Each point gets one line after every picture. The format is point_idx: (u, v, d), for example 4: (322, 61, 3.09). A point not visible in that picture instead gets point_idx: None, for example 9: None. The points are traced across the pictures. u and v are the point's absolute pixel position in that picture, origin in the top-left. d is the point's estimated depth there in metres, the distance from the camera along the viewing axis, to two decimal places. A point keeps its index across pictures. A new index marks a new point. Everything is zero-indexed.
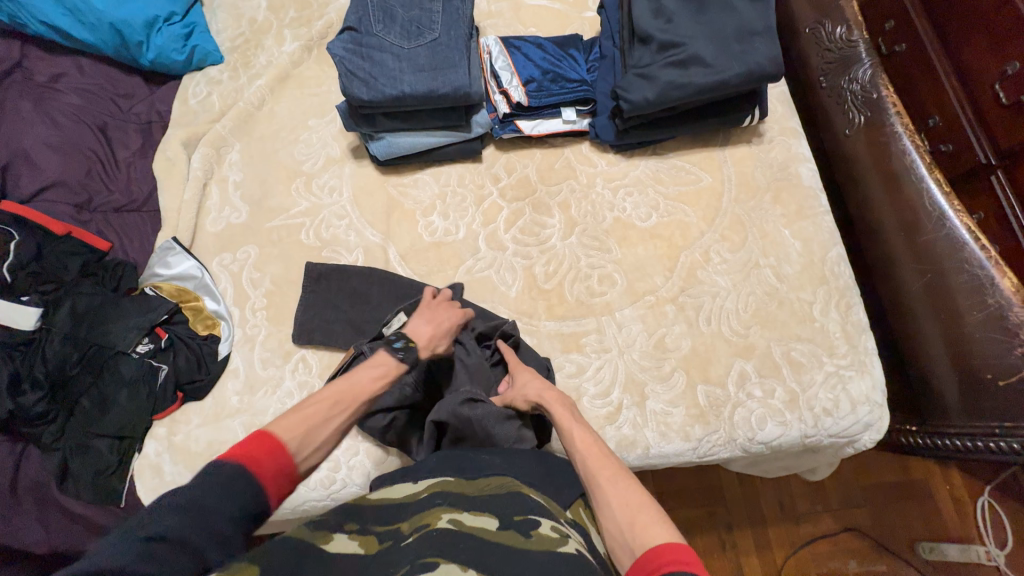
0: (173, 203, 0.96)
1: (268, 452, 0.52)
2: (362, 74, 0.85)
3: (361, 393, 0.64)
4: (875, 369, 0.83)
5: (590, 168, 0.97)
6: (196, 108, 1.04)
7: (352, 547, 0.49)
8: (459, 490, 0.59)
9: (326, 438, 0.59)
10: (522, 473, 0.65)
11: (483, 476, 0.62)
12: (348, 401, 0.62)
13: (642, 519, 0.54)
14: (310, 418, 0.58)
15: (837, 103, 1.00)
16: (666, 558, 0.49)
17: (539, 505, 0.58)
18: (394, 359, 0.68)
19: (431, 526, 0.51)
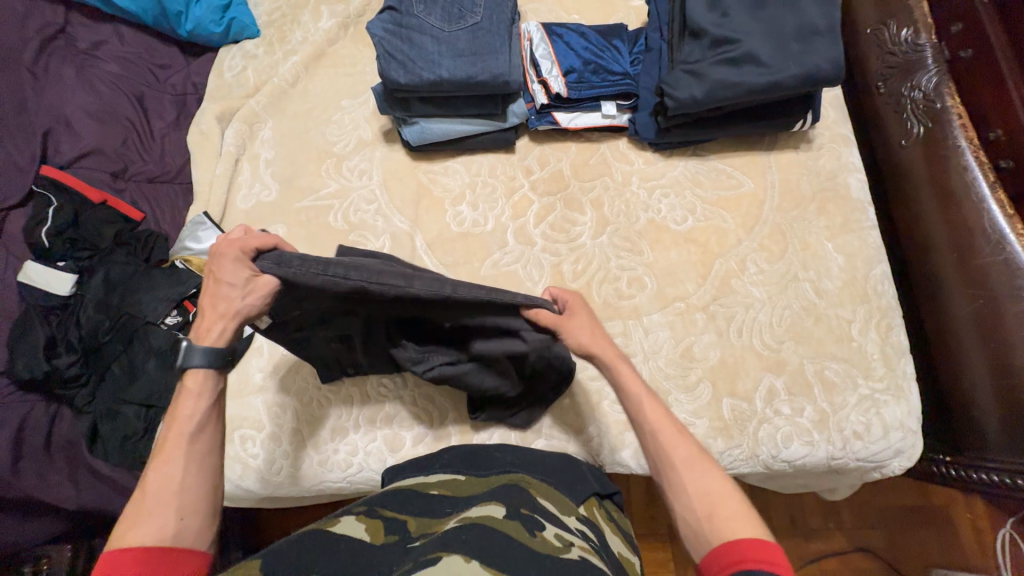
0: (206, 177, 0.96)
1: (135, 558, 0.46)
2: (401, 56, 0.83)
3: (184, 428, 0.53)
4: (911, 395, 0.79)
5: (627, 166, 0.94)
6: (231, 82, 1.04)
7: (360, 533, 0.51)
8: (469, 489, 0.62)
9: (199, 489, 0.52)
10: (539, 470, 0.68)
11: (495, 473, 0.66)
12: (177, 451, 0.52)
13: (722, 512, 0.52)
14: (153, 495, 0.50)
15: (895, 111, 0.95)
16: (749, 556, 0.47)
17: (546, 504, 0.59)
18: (197, 371, 0.56)
19: (437, 529, 0.52)
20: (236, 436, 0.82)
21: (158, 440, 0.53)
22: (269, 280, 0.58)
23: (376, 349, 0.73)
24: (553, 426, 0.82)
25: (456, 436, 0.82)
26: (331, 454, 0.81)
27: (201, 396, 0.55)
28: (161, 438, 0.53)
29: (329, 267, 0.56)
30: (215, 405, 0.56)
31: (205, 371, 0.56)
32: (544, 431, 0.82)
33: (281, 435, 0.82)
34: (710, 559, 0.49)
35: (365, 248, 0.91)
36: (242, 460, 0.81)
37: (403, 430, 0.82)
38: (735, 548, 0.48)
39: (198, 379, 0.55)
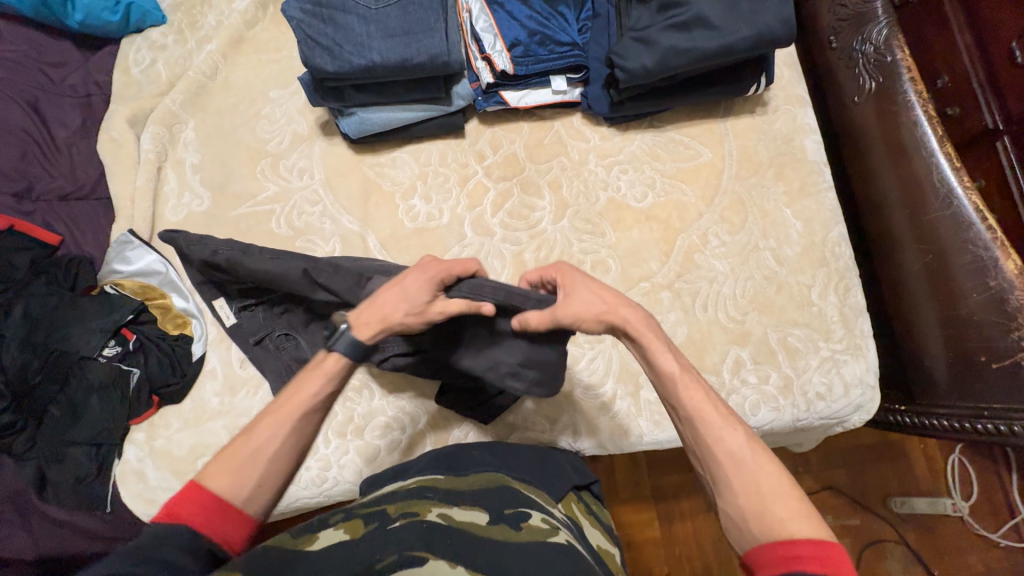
0: (125, 191, 0.87)
1: (199, 507, 0.46)
2: (324, 40, 0.74)
3: (304, 403, 0.52)
4: (869, 352, 0.82)
5: (583, 143, 0.90)
6: (140, 78, 0.92)
7: (338, 533, 0.48)
8: (449, 484, 0.60)
9: (276, 466, 0.50)
10: (519, 468, 0.68)
11: (476, 471, 0.65)
12: (285, 419, 0.51)
13: (777, 508, 0.48)
14: (242, 455, 0.49)
15: (847, 67, 0.93)
16: (802, 554, 0.45)
17: (530, 499, 0.59)
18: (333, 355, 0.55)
19: (419, 517, 0.50)
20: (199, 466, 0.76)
21: (284, 396, 0.53)
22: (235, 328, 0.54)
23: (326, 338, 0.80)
24: (528, 418, 0.81)
25: (430, 440, 0.80)
26: (304, 471, 0.79)
27: (331, 376, 0.54)
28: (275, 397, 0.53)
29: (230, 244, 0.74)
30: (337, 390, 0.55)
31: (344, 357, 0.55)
32: (519, 424, 0.81)
33: None
34: (758, 557, 0.47)
35: (314, 254, 0.85)
36: None
37: (373, 439, 0.80)
38: (787, 556, 0.45)
39: (334, 364, 0.55)
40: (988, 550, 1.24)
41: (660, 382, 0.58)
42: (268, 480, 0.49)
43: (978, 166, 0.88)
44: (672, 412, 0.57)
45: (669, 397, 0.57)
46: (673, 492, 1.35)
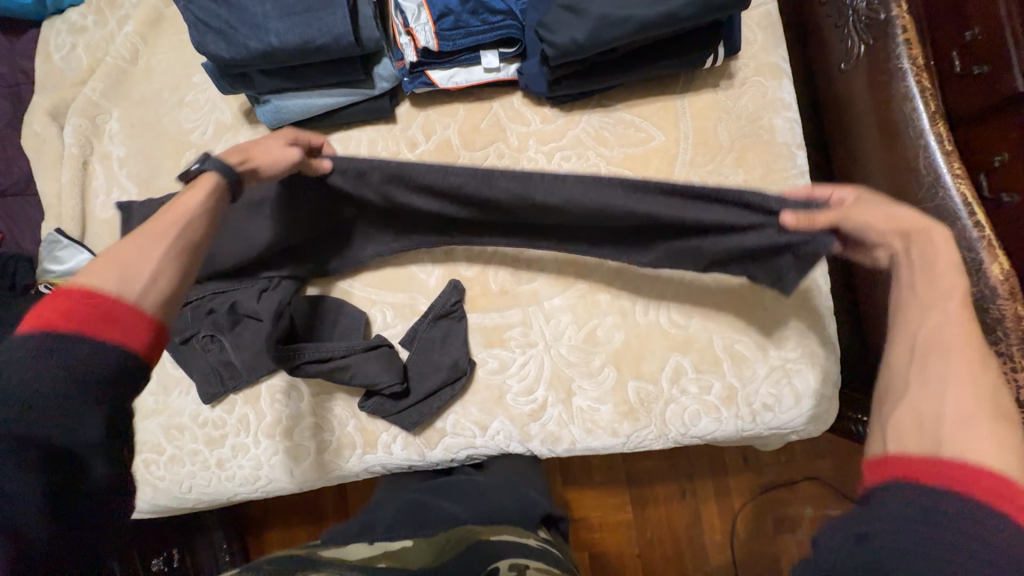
0: (53, 188, 0.85)
1: (79, 304, 0.45)
2: (217, 23, 0.68)
3: (188, 211, 0.56)
4: (829, 362, 0.74)
5: (523, 127, 0.81)
6: (61, 65, 0.88)
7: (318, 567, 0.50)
8: (422, 558, 0.56)
9: (167, 266, 0.52)
10: (489, 512, 0.68)
11: (443, 530, 0.62)
12: (160, 227, 0.54)
13: (978, 430, 0.40)
14: (117, 258, 0.50)
15: (836, 27, 0.79)
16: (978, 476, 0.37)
17: (501, 544, 0.60)
18: (207, 175, 0.60)
19: None
20: (139, 461, 0.81)
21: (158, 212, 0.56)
22: (212, 173, 0.60)
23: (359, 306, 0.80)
24: (457, 423, 0.79)
25: (360, 443, 0.80)
26: (237, 470, 0.80)
27: (209, 194, 0.58)
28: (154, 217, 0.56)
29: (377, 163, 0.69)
30: (221, 210, 0.60)
31: (215, 175, 0.60)
32: (449, 429, 0.79)
33: (183, 456, 0.81)
34: (901, 453, 0.41)
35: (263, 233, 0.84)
36: (150, 482, 0.81)
37: (304, 440, 0.80)
38: (941, 459, 0.39)
39: (207, 182, 0.59)
40: None
41: (913, 288, 0.50)
42: (161, 273, 0.51)
43: (1001, 136, 0.73)
44: (900, 313, 0.49)
45: (909, 300, 0.49)
46: (646, 479, 1.31)
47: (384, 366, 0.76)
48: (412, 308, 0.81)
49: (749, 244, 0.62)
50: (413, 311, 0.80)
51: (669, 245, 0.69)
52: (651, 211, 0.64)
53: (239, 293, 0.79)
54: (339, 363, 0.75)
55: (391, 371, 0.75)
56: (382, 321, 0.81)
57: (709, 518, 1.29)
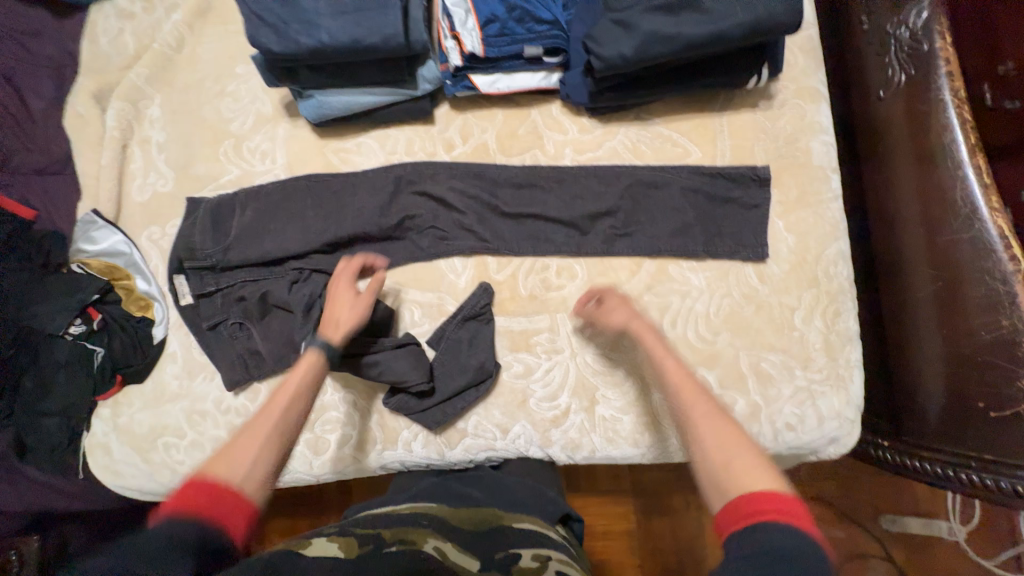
0: (91, 169, 0.86)
1: (203, 495, 0.49)
2: (271, 17, 0.69)
3: (287, 393, 0.60)
4: (853, 385, 0.75)
5: (560, 135, 0.82)
6: (107, 49, 0.89)
7: (331, 548, 0.52)
8: (444, 513, 0.62)
9: (267, 450, 0.55)
10: (512, 501, 0.69)
11: (464, 507, 0.65)
12: (261, 429, 0.56)
13: (741, 461, 0.49)
14: (226, 456, 0.53)
15: (877, 55, 0.80)
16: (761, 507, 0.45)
17: (523, 535, 0.60)
18: (308, 354, 0.65)
19: (417, 547, 0.52)
20: (158, 444, 0.81)
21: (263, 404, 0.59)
22: (313, 353, 0.65)
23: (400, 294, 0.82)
24: (479, 425, 0.79)
25: (380, 439, 0.80)
26: None
27: (307, 373, 0.63)
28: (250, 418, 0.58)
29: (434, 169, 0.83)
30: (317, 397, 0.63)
31: (316, 355, 0.65)
32: (470, 430, 0.79)
33: (203, 442, 0.81)
34: (718, 512, 0.47)
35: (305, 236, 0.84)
36: (168, 466, 0.81)
37: (324, 433, 0.80)
38: (744, 502, 0.45)
39: (309, 363, 0.64)
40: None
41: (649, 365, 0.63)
42: (262, 459, 0.54)
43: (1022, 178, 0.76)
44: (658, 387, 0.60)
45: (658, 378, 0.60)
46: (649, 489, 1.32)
47: (404, 366, 0.76)
48: (440, 309, 0.81)
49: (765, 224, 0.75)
50: (440, 311, 0.81)
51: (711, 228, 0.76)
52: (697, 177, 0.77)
53: (270, 283, 0.80)
54: (367, 361, 0.75)
55: (411, 371, 0.76)
56: (409, 320, 0.82)
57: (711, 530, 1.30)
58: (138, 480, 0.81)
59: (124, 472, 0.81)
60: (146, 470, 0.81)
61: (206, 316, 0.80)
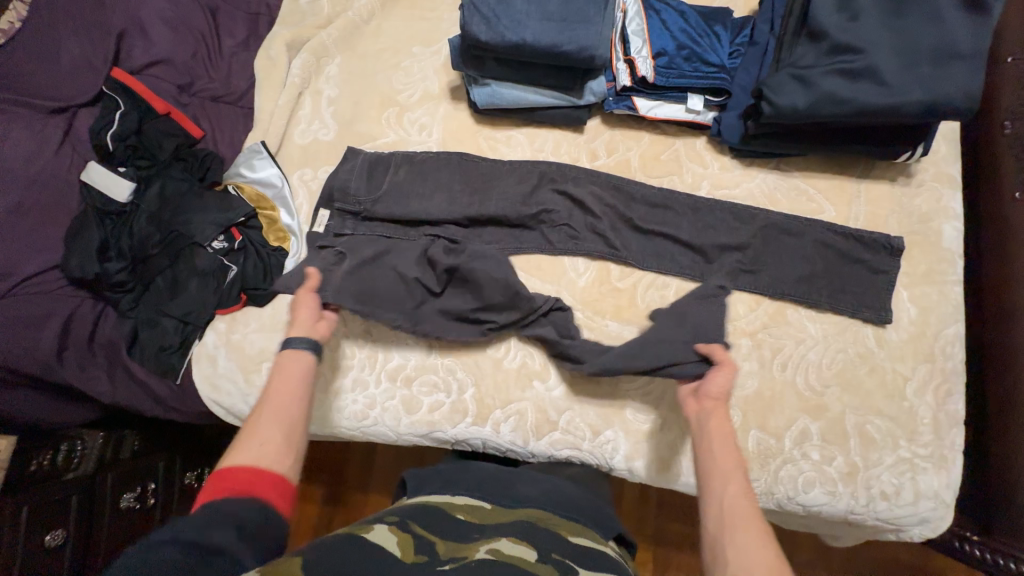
0: (267, 106, 0.94)
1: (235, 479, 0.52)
2: (486, 10, 0.77)
3: (281, 386, 0.61)
4: (955, 469, 0.74)
5: (700, 168, 0.87)
6: (306, 9, 1.00)
7: (391, 546, 0.50)
8: (494, 515, 0.60)
9: (270, 432, 0.57)
10: (567, 506, 0.67)
11: (518, 505, 0.64)
12: (264, 412, 0.59)
13: None
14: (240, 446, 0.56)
15: (1016, 158, 0.84)
16: None
17: (580, 551, 0.57)
18: (286, 351, 0.65)
19: (468, 558, 0.50)
20: (262, 367, 0.84)
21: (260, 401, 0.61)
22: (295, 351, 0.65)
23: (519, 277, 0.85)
24: (571, 421, 0.80)
25: (472, 413, 0.81)
26: (350, 404, 0.83)
27: (297, 372, 0.62)
28: (254, 409, 0.60)
29: (576, 172, 0.88)
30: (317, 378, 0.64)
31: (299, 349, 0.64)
32: (561, 425, 0.80)
33: None
34: None
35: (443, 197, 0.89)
36: None
37: (418, 393, 0.82)
38: None
39: (291, 356, 0.64)
40: None
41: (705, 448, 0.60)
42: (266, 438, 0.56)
43: None
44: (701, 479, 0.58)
45: (705, 470, 0.58)
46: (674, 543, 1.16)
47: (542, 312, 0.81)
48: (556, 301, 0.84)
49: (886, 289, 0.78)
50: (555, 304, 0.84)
51: (833, 286, 0.79)
52: (823, 237, 0.81)
53: (403, 242, 0.85)
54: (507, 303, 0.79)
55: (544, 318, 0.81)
56: None
57: None
58: (231, 398, 0.84)
59: (221, 387, 0.84)
60: (243, 390, 0.84)
61: (336, 246, 0.85)
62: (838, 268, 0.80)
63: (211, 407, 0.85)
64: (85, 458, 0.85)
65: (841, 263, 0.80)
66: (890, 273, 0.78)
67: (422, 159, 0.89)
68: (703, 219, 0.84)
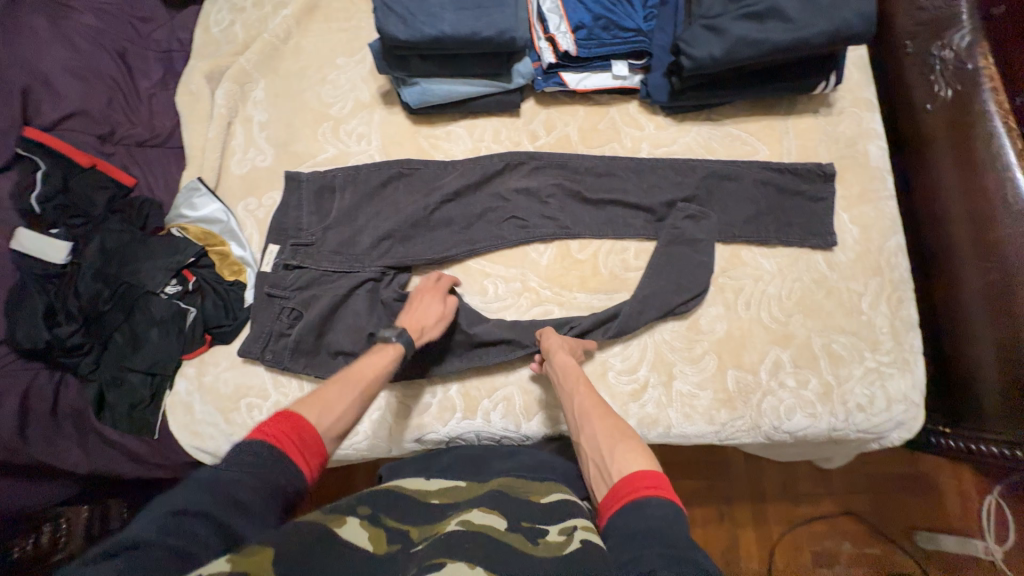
0: (197, 141, 0.92)
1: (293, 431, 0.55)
2: (399, 8, 0.78)
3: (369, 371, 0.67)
4: (917, 369, 0.79)
5: (637, 131, 0.89)
6: (219, 38, 0.98)
7: (362, 541, 0.50)
8: (468, 492, 0.62)
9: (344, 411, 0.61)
10: (544, 470, 0.70)
11: (497, 479, 0.65)
12: (347, 387, 0.64)
13: (621, 451, 0.60)
14: (316, 401, 0.61)
15: (922, 74, 0.89)
16: (638, 487, 0.54)
17: (552, 508, 0.57)
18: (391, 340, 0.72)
19: (440, 534, 0.52)
20: (241, 404, 0.82)
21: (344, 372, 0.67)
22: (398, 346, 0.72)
23: (483, 266, 0.86)
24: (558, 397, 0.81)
25: (460, 407, 0.81)
26: None
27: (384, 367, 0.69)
28: (335, 378, 0.65)
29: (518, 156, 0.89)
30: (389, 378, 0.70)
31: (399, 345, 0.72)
32: (549, 402, 0.82)
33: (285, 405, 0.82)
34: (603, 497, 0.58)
35: (394, 200, 0.89)
36: (248, 427, 0.81)
37: (403, 398, 0.82)
38: (623, 483, 0.56)
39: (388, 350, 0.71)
40: None
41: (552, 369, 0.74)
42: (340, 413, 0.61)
43: None
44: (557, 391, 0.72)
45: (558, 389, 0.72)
46: (683, 499, 1.19)
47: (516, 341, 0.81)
48: (523, 284, 0.85)
49: (825, 214, 0.82)
50: (524, 287, 0.85)
51: (777, 220, 0.83)
52: (762, 177, 0.84)
53: (359, 257, 0.85)
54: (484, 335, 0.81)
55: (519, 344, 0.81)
56: (492, 294, 0.85)
57: (750, 547, 1.17)
58: (216, 441, 0.81)
59: (203, 432, 0.82)
60: (226, 431, 0.81)
61: (289, 286, 0.84)
62: (780, 203, 0.83)
63: (196, 454, 0.82)
64: (70, 539, 0.79)
65: (782, 199, 0.84)
66: (827, 198, 0.83)
67: (366, 169, 0.89)
68: (648, 178, 0.86)
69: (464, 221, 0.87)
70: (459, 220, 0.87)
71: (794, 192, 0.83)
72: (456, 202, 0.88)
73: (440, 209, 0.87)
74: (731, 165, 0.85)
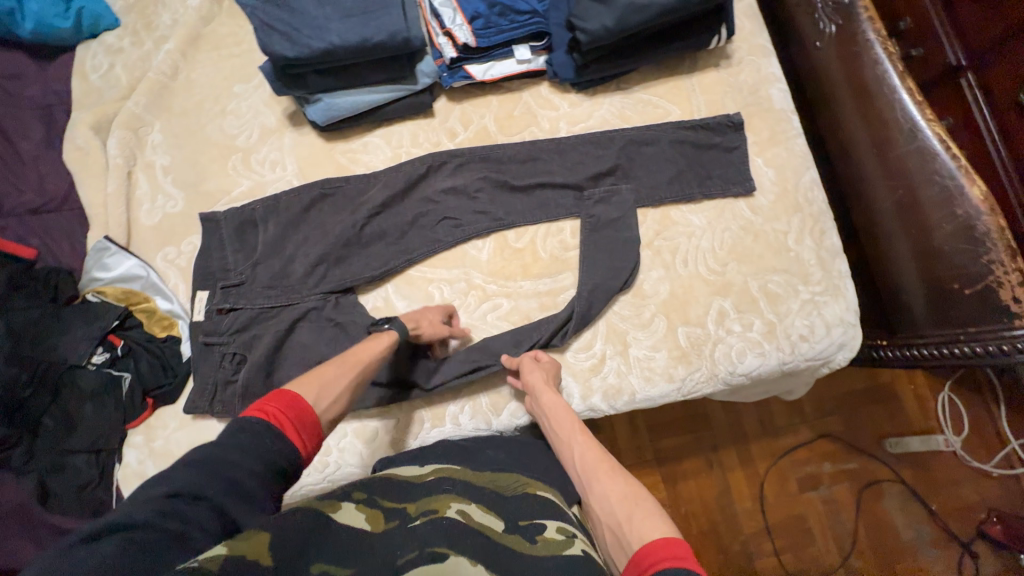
0: (97, 198, 0.86)
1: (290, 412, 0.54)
2: (282, 26, 0.76)
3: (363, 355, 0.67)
4: (849, 292, 0.84)
5: (552, 112, 0.90)
6: (101, 85, 0.92)
7: (359, 521, 0.48)
8: (467, 477, 0.61)
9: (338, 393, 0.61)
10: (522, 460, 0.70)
11: (489, 471, 0.65)
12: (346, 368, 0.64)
13: (634, 513, 0.55)
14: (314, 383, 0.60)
15: (807, 14, 0.94)
16: (657, 556, 0.48)
17: (545, 505, 0.58)
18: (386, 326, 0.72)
19: (439, 512, 0.51)
20: None
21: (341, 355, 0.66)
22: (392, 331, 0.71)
23: (425, 272, 0.85)
24: None
25: (428, 417, 0.81)
26: None
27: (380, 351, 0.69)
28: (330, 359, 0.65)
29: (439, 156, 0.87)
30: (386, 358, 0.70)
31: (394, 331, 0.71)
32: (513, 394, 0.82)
33: None
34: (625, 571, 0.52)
35: (322, 222, 0.86)
36: None
37: (368, 419, 0.80)
38: (640, 555, 0.50)
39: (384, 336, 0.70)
40: (958, 471, 1.23)
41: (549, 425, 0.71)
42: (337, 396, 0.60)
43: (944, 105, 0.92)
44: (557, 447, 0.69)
45: (558, 441, 0.69)
46: (670, 457, 1.23)
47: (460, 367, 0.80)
48: (468, 283, 0.84)
49: (741, 163, 0.85)
50: (470, 287, 0.84)
51: (699, 176, 0.85)
52: (677, 137, 0.87)
53: (295, 285, 0.82)
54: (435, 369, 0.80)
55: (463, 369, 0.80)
56: (440, 298, 0.84)
57: (740, 488, 1.22)
58: None
59: None
60: None
61: (225, 329, 0.80)
62: (699, 159, 0.86)
63: None
64: None
65: (698, 156, 0.86)
66: (740, 147, 0.86)
67: (286, 196, 0.85)
68: (571, 156, 0.87)
69: (398, 232, 0.86)
70: (392, 230, 0.86)
71: (709, 146, 0.86)
72: (385, 214, 0.86)
73: (370, 223, 0.85)
74: (646, 130, 0.87)
